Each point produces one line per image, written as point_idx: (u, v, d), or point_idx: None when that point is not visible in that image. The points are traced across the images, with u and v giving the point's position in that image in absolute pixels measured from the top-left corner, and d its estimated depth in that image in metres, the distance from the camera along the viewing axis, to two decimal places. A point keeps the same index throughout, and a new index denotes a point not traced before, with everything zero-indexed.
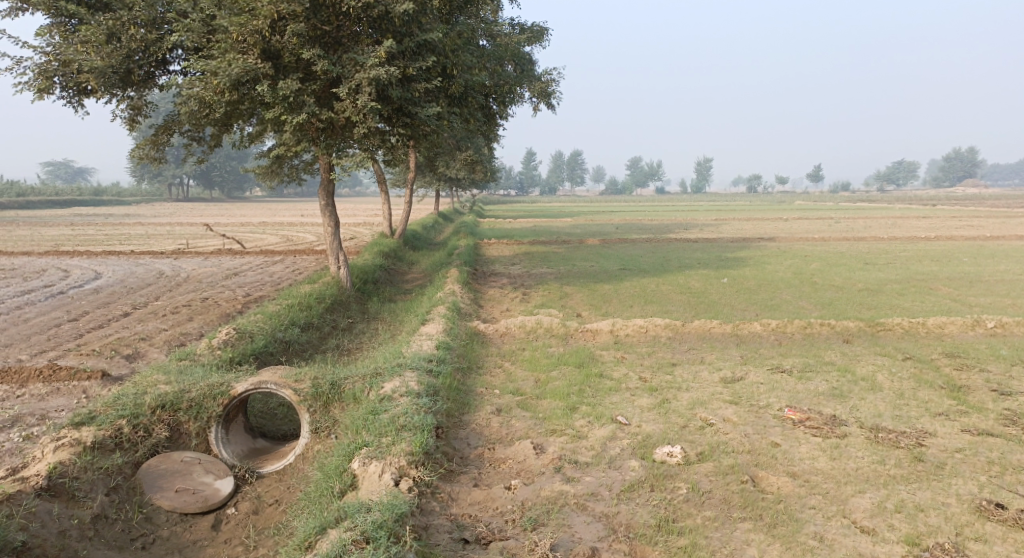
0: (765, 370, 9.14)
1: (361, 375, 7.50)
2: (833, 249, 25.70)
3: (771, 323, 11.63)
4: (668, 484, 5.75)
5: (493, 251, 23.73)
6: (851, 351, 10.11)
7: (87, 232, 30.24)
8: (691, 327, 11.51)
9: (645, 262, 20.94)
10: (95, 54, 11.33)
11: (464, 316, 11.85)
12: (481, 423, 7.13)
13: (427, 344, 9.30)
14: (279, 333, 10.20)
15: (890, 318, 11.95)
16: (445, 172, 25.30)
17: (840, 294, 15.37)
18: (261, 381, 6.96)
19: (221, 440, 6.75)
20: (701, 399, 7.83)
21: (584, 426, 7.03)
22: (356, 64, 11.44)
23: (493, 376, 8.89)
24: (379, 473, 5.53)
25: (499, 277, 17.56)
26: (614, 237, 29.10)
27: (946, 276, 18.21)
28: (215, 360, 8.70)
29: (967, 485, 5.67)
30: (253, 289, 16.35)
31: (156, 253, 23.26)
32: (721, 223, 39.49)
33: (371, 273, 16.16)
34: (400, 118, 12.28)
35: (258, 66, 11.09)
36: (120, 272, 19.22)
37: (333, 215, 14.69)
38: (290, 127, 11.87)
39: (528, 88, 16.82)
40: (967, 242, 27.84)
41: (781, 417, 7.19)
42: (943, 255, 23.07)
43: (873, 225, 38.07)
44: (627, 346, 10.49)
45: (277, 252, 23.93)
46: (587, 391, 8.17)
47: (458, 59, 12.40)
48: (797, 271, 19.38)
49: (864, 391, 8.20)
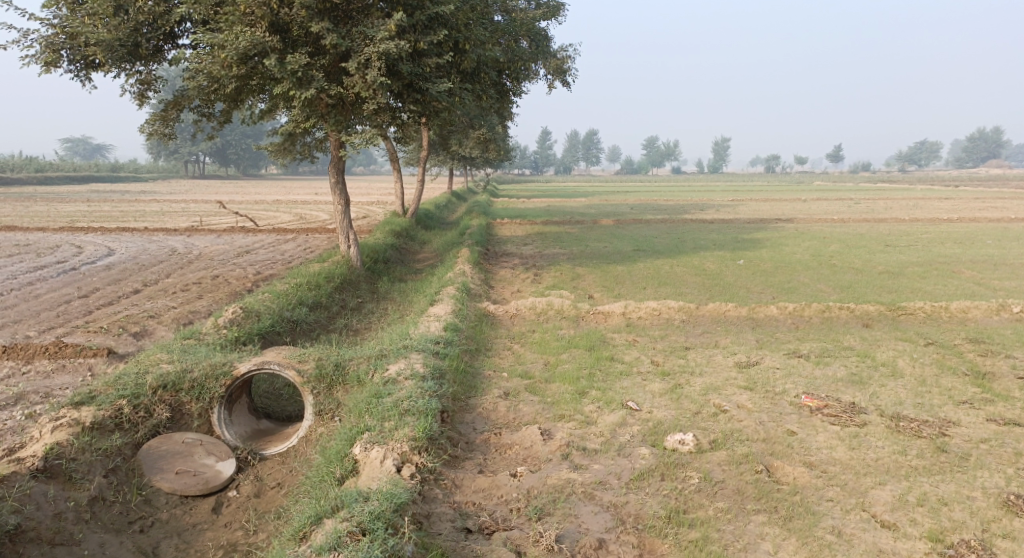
0: (781, 355, 8.88)
1: (366, 357, 7.34)
2: (853, 231, 25.22)
3: (788, 306, 11.35)
4: (679, 473, 5.55)
5: (506, 231, 23.48)
6: (871, 337, 9.82)
7: (103, 208, 30.31)
8: (706, 310, 11.25)
9: (660, 243, 20.62)
10: (102, 27, 11.13)
11: (474, 297, 11.65)
12: (488, 407, 6.97)
13: (435, 326, 9.12)
14: (286, 313, 10.07)
15: (912, 302, 11.62)
16: (459, 151, 25.01)
17: (859, 277, 15.01)
18: (265, 361, 6.81)
19: (224, 421, 6.64)
20: (714, 384, 7.60)
21: (594, 411, 6.84)
22: (366, 37, 11.18)
23: (502, 358, 8.70)
24: (381, 458, 5.38)
25: (511, 258, 17.34)
26: (629, 218, 28.77)
27: (970, 259, 17.78)
28: (220, 339, 8.58)
29: (993, 479, 5.43)
30: (264, 268, 16.25)
31: (170, 230, 23.24)
32: (738, 204, 38.93)
33: (382, 252, 15.98)
34: (411, 94, 12.01)
35: (265, 40, 10.85)
36: (132, 249, 19.18)
37: (344, 193, 14.50)
38: (299, 102, 11.64)
39: (543, 65, 16.46)
40: (991, 224, 27.25)
41: (798, 404, 6.96)
42: (966, 238, 22.56)
43: (893, 206, 37.36)
44: (640, 329, 10.26)
45: (289, 230, 23.84)
46: (597, 375, 7.97)
47: (471, 34, 12.11)
48: (815, 253, 19.01)
49: (884, 377, 7.93)
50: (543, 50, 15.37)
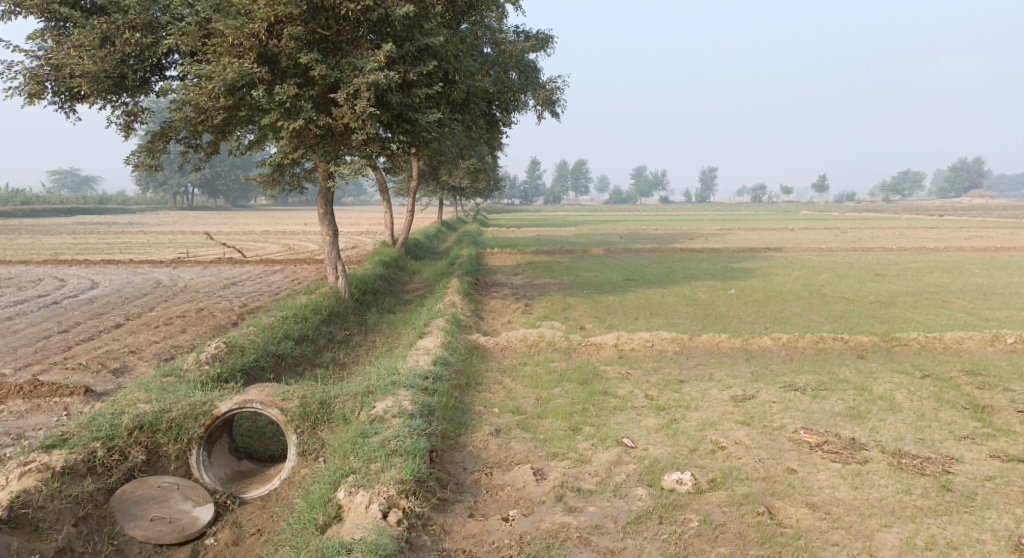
0: (777, 388, 8.70)
1: (353, 393, 7.12)
2: (842, 260, 25.28)
3: (782, 337, 11.21)
4: (678, 515, 5.35)
5: (496, 260, 23.35)
6: (867, 369, 9.68)
7: (89, 240, 30.01)
8: (699, 341, 11.10)
9: (651, 273, 20.54)
10: (88, 58, 11.01)
11: (464, 329, 11.45)
12: (479, 446, 6.75)
13: (424, 359, 8.91)
14: (271, 347, 9.84)
15: (905, 332, 11.51)
16: (448, 181, 24.96)
17: (851, 306, 14.94)
18: (246, 400, 6.61)
19: (203, 463, 6.41)
20: (711, 419, 7.42)
21: (588, 449, 6.63)
22: (355, 68, 11.11)
23: (493, 393, 8.49)
24: (366, 504, 5.14)
25: (501, 288, 17.19)
26: (618, 247, 28.76)
27: (959, 288, 17.78)
28: (202, 377, 8.35)
29: (1002, 520, 5.26)
30: (250, 300, 16.00)
31: (156, 262, 22.98)
32: (726, 234, 39.06)
33: (370, 283, 15.78)
34: (400, 124, 11.90)
35: (254, 71, 10.76)
36: (116, 282, 18.89)
37: (332, 224, 14.33)
38: (287, 133, 11.53)
39: (532, 97, 16.47)
40: (977, 253, 27.36)
41: (797, 440, 6.78)
42: (954, 267, 22.62)
43: (880, 235, 37.58)
44: (633, 361, 10.08)
45: (277, 261, 23.63)
46: (591, 410, 7.77)
47: (460, 65, 12.11)
48: (805, 282, 18.97)
49: (883, 411, 7.77)
50: (532, 81, 15.39)
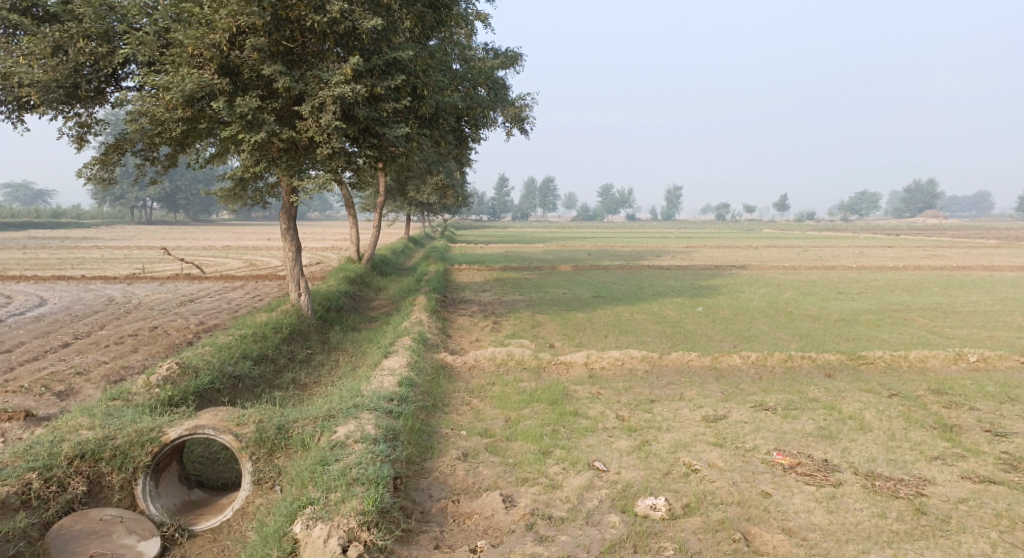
0: (748, 408, 8.62)
1: (313, 417, 6.84)
2: (805, 278, 25.57)
3: (751, 355, 11.18)
4: (653, 544, 5.22)
5: (463, 277, 23.10)
6: (836, 387, 9.67)
7: (40, 256, 29.00)
8: (668, 360, 11.00)
9: (618, 290, 20.50)
10: (38, 67, 10.58)
11: (430, 347, 11.20)
12: (446, 471, 6.51)
13: (388, 380, 8.63)
14: (228, 367, 9.50)
15: (871, 350, 11.56)
16: (415, 196, 24.67)
17: (817, 324, 15.03)
18: (198, 426, 6.36)
19: (150, 493, 6.23)
20: (682, 440, 7.28)
21: (559, 473, 6.43)
22: (320, 81, 10.85)
23: (460, 415, 8.24)
24: (325, 537, 4.97)
25: (468, 305, 16.97)
26: (586, 264, 28.74)
27: (921, 307, 18.04)
28: (152, 400, 7.98)
29: (978, 545, 5.22)
30: (208, 317, 15.56)
31: (110, 278, 22.26)
32: (692, 251, 39.39)
33: (334, 300, 15.42)
34: (367, 138, 11.66)
35: (214, 82, 10.45)
36: (67, 298, 18.24)
37: (295, 240, 13.99)
38: (248, 146, 11.21)
39: (500, 113, 16.35)
40: (934, 272, 27.96)
41: (770, 462, 6.67)
42: (914, 285, 23.03)
43: (840, 254, 38.24)
44: (602, 381, 9.92)
45: (238, 277, 23.06)
46: (561, 432, 7.57)
47: (428, 80, 11.95)
48: (771, 300, 19.10)
49: (854, 431, 7.71)
50: (501, 98, 15.28)
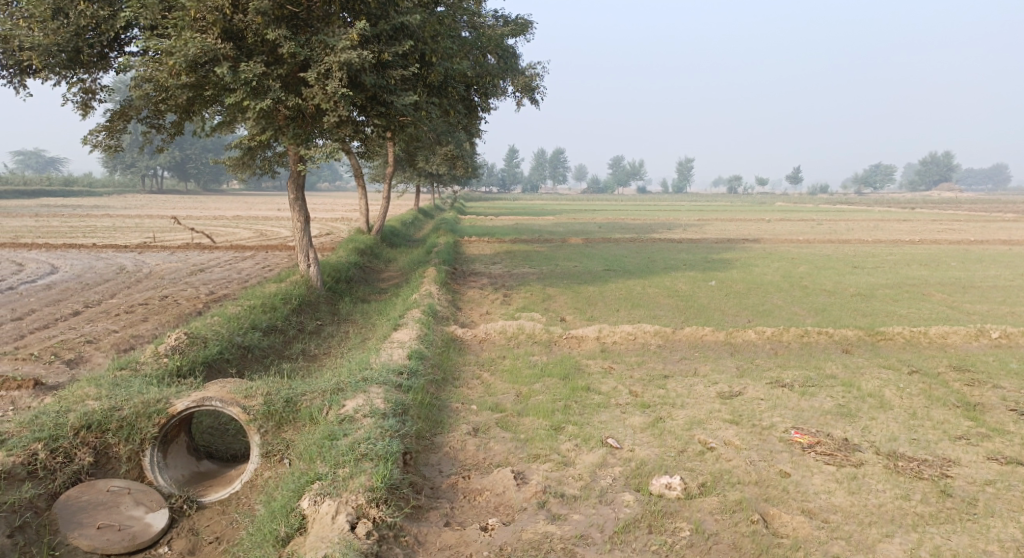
0: (764, 384, 8.44)
1: (321, 390, 6.70)
2: (820, 251, 25.22)
3: (766, 330, 10.96)
4: (669, 524, 5.10)
5: (473, 249, 22.91)
6: (854, 364, 9.46)
7: (53, 224, 29.02)
8: (682, 335, 10.82)
9: (630, 263, 20.26)
10: (39, 30, 10.36)
11: (440, 320, 11.05)
12: (456, 447, 6.38)
13: (398, 353, 8.49)
14: (236, 338, 9.39)
15: (889, 326, 11.34)
16: (424, 167, 24.38)
17: (832, 299, 14.78)
18: (205, 398, 6.24)
19: (157, 465, 6.14)
20: (698, 417, 7.12)
21: (571, 450, 6.29)
22: (326, 46, 10.58)
23: (471, 389, 8.10)
24: (333, 514, 4.86)
25: (479, 277, 16.80)
26: (597, 236, 28.46)
27: (938, 281, 17.72)
28: (159, 371, 7.88)
29: (1007, 529, 5.05)
30: (218, 287, 15.45)
31: (120, 247, 22.20)
32: (704, 224, 38.99)
33: (344, 271, 15.26)
34: (374, 106, 11.40)
35: (218, 47, 10.20)
36: (78, 267, 18.18)
37: (304, 210, 13.80)
38: (254, 113, 10.99)
39: (511, 82, 16.01)
40: (951, 246, 27.55)
41: (788, 441, 6.50)
42: (930, 259, 22.68)
43: (855, 227, 37.74)
44: (615, 355, 9.76)
45: (248, 247, 22.94)
46: (573, 408, 7.41)
47: (438, 46, 11.63)
48: (785, 274, 18.83)
49: (873, 409, 7.52)
50: (511, 67, 14.97)
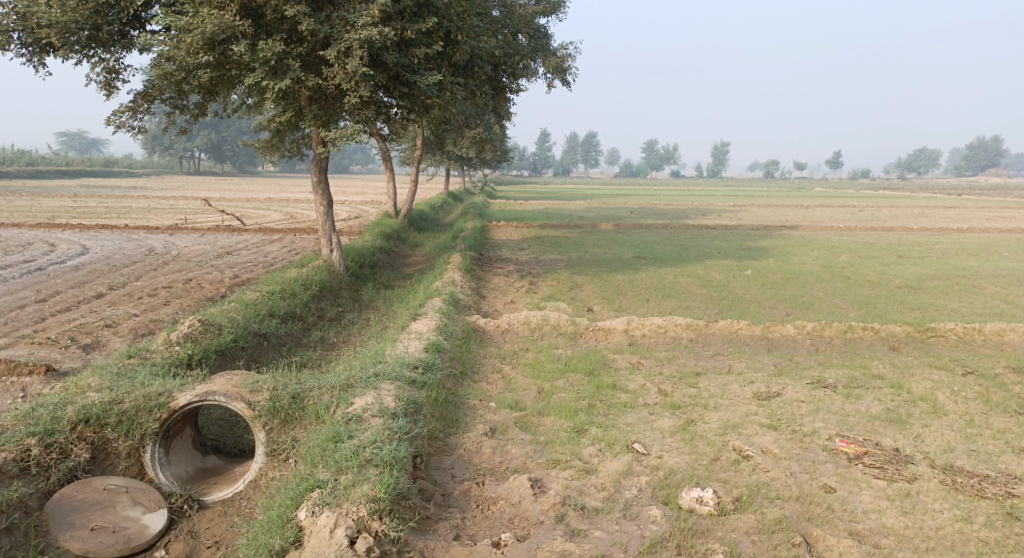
0: (804, 385, 7.87)
1: (330, 386, 6.33)
2: (862, 240, 24.26)
3: (806, 325, 10.35)
4: (700, 545, 4.65)
5: (501, 234, 22.46)
6: (902, 363, 8.82)
7: (89, 204, 29.25)
8: (716, 328, 10.26)
9: (662, 250, 19.62)
10: (57, 7, 10.10)
11: (462, 309, 10.64)
12: (471, 450, 5.97)
13: (415, 345, 8.09)
14: (253, 325, 9.09)
15: (940, 322, 10.63)
16: (453, 150, 23.91)
17: (876, 291, 14.02)
18: (208, 392, 5.89)
19: (158, 462, 5.83)
20: (732, 421, 6.60)
21: (594, 456, 5.84)
22: (347, 23, 10.13)
23: (490, 384, 7.67)
24: (331, 526, 4.50)
25: (505, 263, 16.36)
26: (630, 222, 27.81)
27: (990, 273, 16.81)
28: (169, 361, 7.60)
29: None
30: (242, 271, 15.23)
31: (151, 228, 22.21)
32: (741, 210, 37.98)
33: (368, 256, 14.90)
34: (397, 86, 10.96)
35: (235, 24, 9.83)
36: (107, 248, 18.13)
37: (327, 193, 13.45)
38: (274, 93, 10.63)
39: (541, 63, 15.42)
40: (1001, 235, 26.37)
41: (832, 450, 5.97)
42: (980, 249, 21.65)
43: (898, 214, 36.40)
44: (644, 350, 9.24)
45: (276, 230, 22.76)
46: (598, 408, 6.94)
47: (464, 24, 11.10)
48: (825, 264, 18.05)
49: (925, 416, 6.92)
50: (542, 46, 14.40)
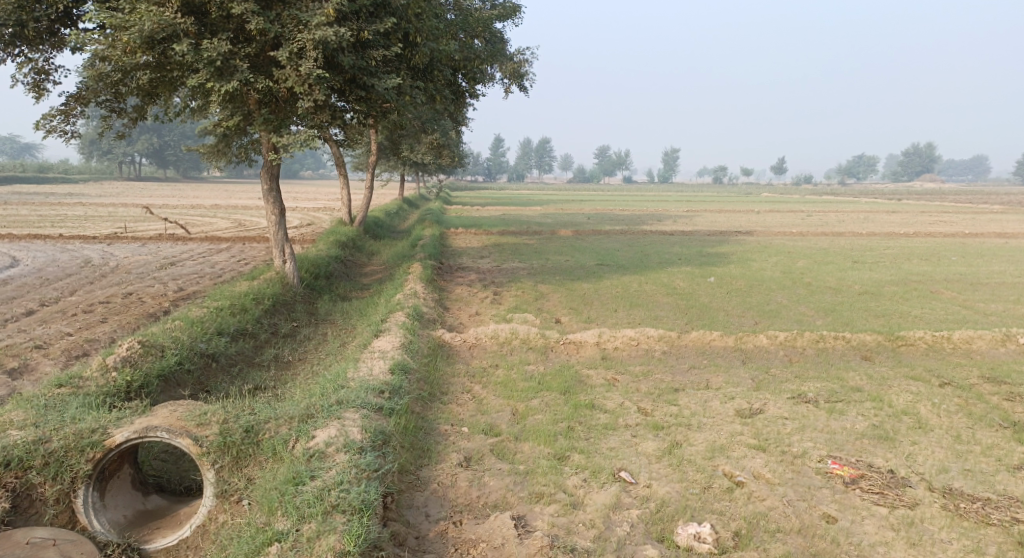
0: (786, 399, 7.60)
1: (288, 417, 5.77)
2: (817, 245, 24.52)
3: (778, 335, 10.14)
4: None
5: (459, 242, 21.92)
6: (878, 374, 8.65)
7: (20, 212, 27.67)
8: (688, 340, 9.98)
9: (623, 257, 19.41)
10: None
11: (426, 323, 10.13)
12: (446, 484, 5.50)
13: (379, 366, 7.54)
14: (199, 345, 8.43)
15: (910, 330, 10.55)
16: (409, 156, 23.31)
17: (839, 298, 14.00)
18: (149, 428, 5.32)
19: (92, 506, 5.29)
20: (719, 442, 6.25)
21: (579, 487, 5.45)
22: (299, 22, 9.56)
23: (461, 407, 7.19)
24: None
25: (466, 273, 15.88)
26: (588, 228, 27.63)
27: (944, 278, 17.06)
28: (106, 389, 6.92)
29: None
30: (187, 283, 14.40)
31: (87, 237, 21.03)
32: (695, 216, 38.25)
33: (323, 266, 14.23)
34: (353, 90, 10.43)
35: (177, 21, 9.16)
36: (39, 260, 17.00)
37: (278, 202, 12.77)
38: (220, 96, 9.96)
39: (498, 68, 15.01)
40: (947, 239, 26.98)
41: (827, 473, 5.69)
42: (930, 253, 22.08)
43: (846, 219, 37.12)
44: (617, 364, 8.87)
45: (224, 238, 21.79)
46: (578, 431, 6.53)
47: (423, 25, 10.60)
48: (785, 270, 18.09)
49: (913, 432, 6.70)
50: (499, 51, 13.98)
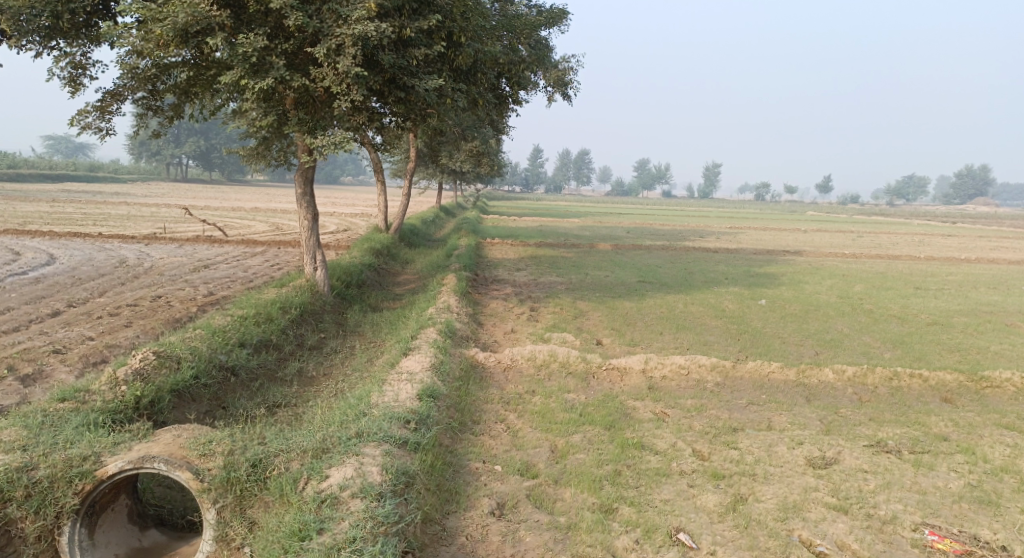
0: (863, 447, 6.70)
1: (301, 449, 5.11)
2: (872, 268, 23.23)
3: (845, 369, 9.18)
4: None
5: (496, 253, 21.24)
6: (964, 420, 7.68)
7: (65, 210, 27.83)
8: (744, 371, 9.09)
9: (666, 275, 18.48)
10: None
11: (459, 341, 9.43)
12: (475, 538, 4.85)
13: (406, 390, 6.82)
14: (218, 357, 7.84)
15: (994, 369, 9.50)
16: (448, 163, 22.70)
17: (905, 328, 12.91)
18: (146, 459, 4.70)
19: (78, 546, 4.71)
20: (791, 499, 5.43)
21: (631, 551, 4.76)
22: (338, 17, 8.94)
23: (494, 439, 6.45)
24: None
25: (502, 286, 15.17)
26: (628, 243, 26.74)
27: (1017, 309, 15.81)
28: (113, 405, 6.34)
29: None
30: (218, 287, 13.94)
31: (126, 236, 20.84)
32: (738, 233, 36.99)
33: (355, 274, 13.67)
34: (392, 91, 9.83)
35: (212, 15, 8.66)
36: (73, 258, 16.74)
37: (311, 207, 12.22)
38: (254, 95, 9.42)
39: (543, 75, 14.30)
40: (1014, 267, 25.40)
41: (927, 548, 4.96)
42: (997, 282, 20.68)
43: (900, 242, 35.52)
44: (667, 396, 8.03)
45: (260, 242, 21.43)
46: (626, 476, 5.75)
47: (469, 24, 9.91)
48: (841, 294, 17.00)
49: (1018, 495, 5.78)
50: (544, 57, 13.26)
